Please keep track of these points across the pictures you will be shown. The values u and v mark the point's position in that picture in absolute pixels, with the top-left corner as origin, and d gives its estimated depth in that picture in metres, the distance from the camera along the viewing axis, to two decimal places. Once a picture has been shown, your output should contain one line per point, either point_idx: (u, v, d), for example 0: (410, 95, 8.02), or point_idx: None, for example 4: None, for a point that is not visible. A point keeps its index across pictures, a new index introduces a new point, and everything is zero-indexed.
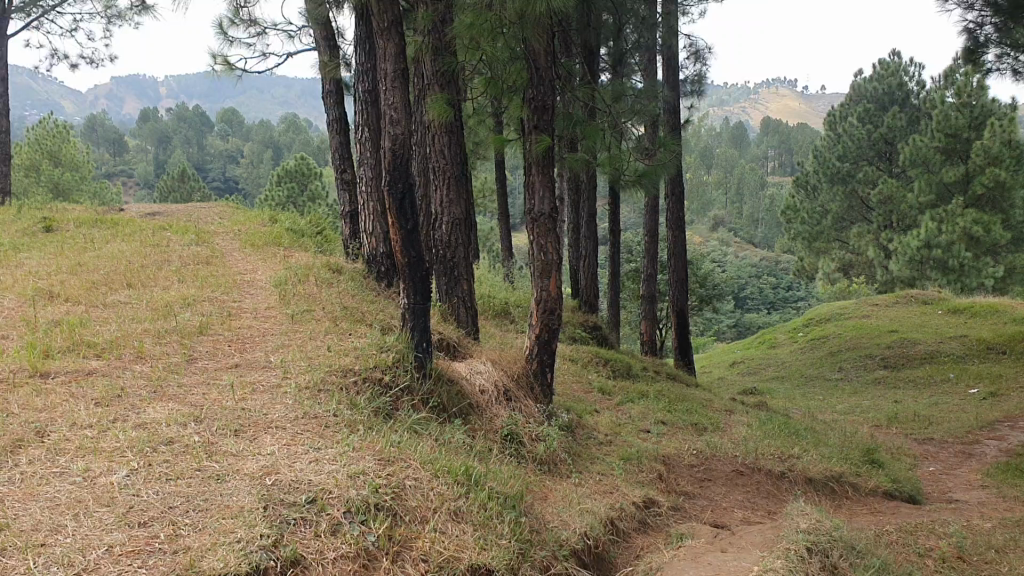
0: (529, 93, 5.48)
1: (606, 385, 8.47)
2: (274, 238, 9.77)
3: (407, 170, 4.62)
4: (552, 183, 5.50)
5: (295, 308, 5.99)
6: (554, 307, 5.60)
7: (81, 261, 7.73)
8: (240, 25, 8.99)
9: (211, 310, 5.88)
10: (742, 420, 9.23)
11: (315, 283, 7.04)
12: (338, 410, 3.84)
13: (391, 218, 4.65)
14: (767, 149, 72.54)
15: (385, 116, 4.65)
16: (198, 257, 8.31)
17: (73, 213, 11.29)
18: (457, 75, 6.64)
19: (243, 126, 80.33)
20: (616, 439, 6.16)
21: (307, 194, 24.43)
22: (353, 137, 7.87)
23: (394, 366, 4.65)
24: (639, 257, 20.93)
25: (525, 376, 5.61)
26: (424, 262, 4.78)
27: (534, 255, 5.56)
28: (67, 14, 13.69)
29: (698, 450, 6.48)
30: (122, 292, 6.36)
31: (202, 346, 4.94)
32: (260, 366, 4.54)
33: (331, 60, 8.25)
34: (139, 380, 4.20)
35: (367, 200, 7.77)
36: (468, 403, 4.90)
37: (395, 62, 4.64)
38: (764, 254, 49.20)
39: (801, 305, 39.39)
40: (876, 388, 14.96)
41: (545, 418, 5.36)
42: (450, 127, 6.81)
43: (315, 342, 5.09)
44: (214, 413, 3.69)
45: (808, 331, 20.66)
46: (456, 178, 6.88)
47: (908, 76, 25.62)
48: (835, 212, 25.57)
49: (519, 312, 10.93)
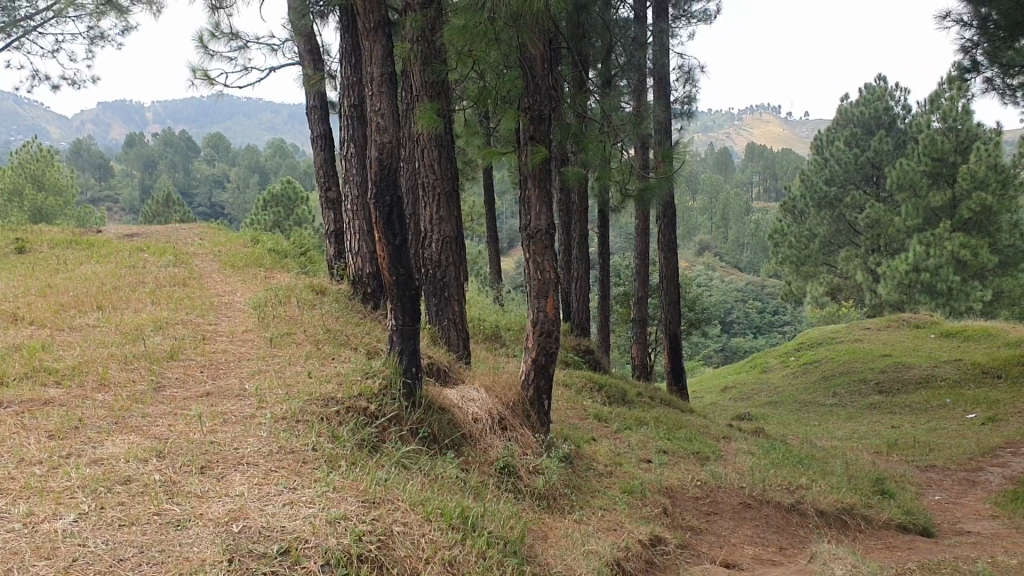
0: (524, 101, 5.15)
1: (602, 412, 8.13)
2: (254, 259, 9.40)
3: (395, 182, 4.29)
4: (550, 198, 5.17)
5: (274, 331, 5.62)
6: (552, 328, 5.26)
7: (51, 282, 7.35)
8: (221, 39, 8.67)
9: (184, 334, 5.50)
10: (743, 448, 8.89)
11: (296, 305, 6.66)
12: (317, 444, 3.47)
13: (378, 233, 4.30)
14: (752, 176, 72.78)
15: (371, 124, 4.33)
16: (174, 279, 7.94)
17: (48, 234, 10.91)
18: (447, 86, 6.31)
19: (229, 151, 80.09)
20: (617, 470, 5.80)
21: (293, 218, 24.07)
22: (338, 153, 7.55)
23: (381, 393, 4.28)
24: (628, 281, 20.67)
25: (520, 403, 5.25)
26: (413, 280, 4.44)
27: (531, 274, 5.22)
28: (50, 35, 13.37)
29: (701, 481, 6.13)
30: (92, 315, 5.97)
31: (171, 373, 4.56)
32: (234, 394, 4.16)
33: (315, 73, 7.93)
34: (101, 410, 3.81)
35: (353, 218, 7.43)
36: (460, 434, 4.55)
37: (383, 66, 4.31)
38: (750, 279, 49.15)
39: (787, 329, 39.21)
40: (872, 414, 14.65)
41: (543, 449, 5.00)
42: (440, 141, 6.49)
43: (294, 367, 4.72)
44: (178, 447, 3.31)
45: (799, 355, 20.38)
46: (447, 195, 6.55)
47: (894, 101, 25.33)
48: (823, 236, 25.43)
49: (511, 335, 10.59)
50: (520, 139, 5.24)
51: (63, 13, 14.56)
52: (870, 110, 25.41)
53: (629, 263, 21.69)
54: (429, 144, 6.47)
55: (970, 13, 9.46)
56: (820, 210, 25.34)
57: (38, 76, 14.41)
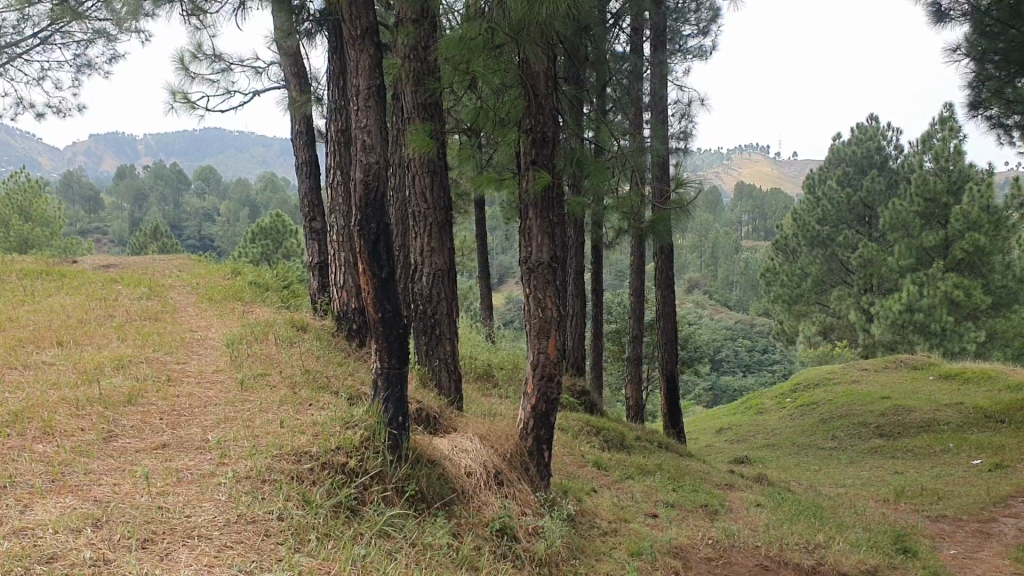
0: (526, 123, 4.69)
1: (602, 458, 7.62)
2: (234, 293, 8.91)
3: (383, 209, 3.83)
4: (552, 229, 4.71)
5: (248, 372, 5.12)
6: (554, 372, 4.77)
7: (12, 315, 6.82)
8: (203, 60, 8.25)
9: (148, 374, 4.99)
10: (749, 498, 8.38)
11: (274, 342, 6.17)
12: (283, 512, 2.97)
13: (362, 263, 3.84)
14: (741, 214, 72.54)
15: (356, 141, 3.88)
16: (147, 312, 7.43)
17: (19, 265, 10.36)
18: (441, 107, 5.89)
19: (220, 184, 79.72)
20: (623, 527, 5.30)
21: (281, 251, 23.54)
22: (324, 180, 7.10)
23: (362, 446, 3.77)
24: (620, 318, 20.20)
25: (518, 454, 4.74)
26: (402, 318, 3.97)
27: (531, 312, 4.75)
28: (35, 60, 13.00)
29: (713, 540, 5.63)
30: (50, 351, 5.45)
31: (126, 420, 4.03)
32: (193, 447, 3.64)
33: (301, 96, 7.50)
34: (37, 465, 3.29)
35: (338, 249, 6.96)
36: (451, 491, 4.04)
37: (370, 79, 3.86)
38: (739, 318, 48.71)
39: (777, 367, 38.75)
40: (874, 458, 14.15)
41: (544, 508, 4.49)
42: (433, 168, 6.06)
43: (266, 414, 4.21)
44: (119, 514, 2.80)
45: (795, 396, 19.85)
46: (439, 226, 6.10)
47: (887, 140, 25.07)
48: (814, 275, 25.05)
49: (503, 375, 10.09)
50: (521, 163, 4.80)
51: (49, 40, 14.18)
52: (862, 149, 25.18)
53: (621, 299, 21.25)
54: (421, 171, 6.03)
55: (972, 47, 9.12)
56: (812, 248, 24.99)
57: (21, 103, 13.96)
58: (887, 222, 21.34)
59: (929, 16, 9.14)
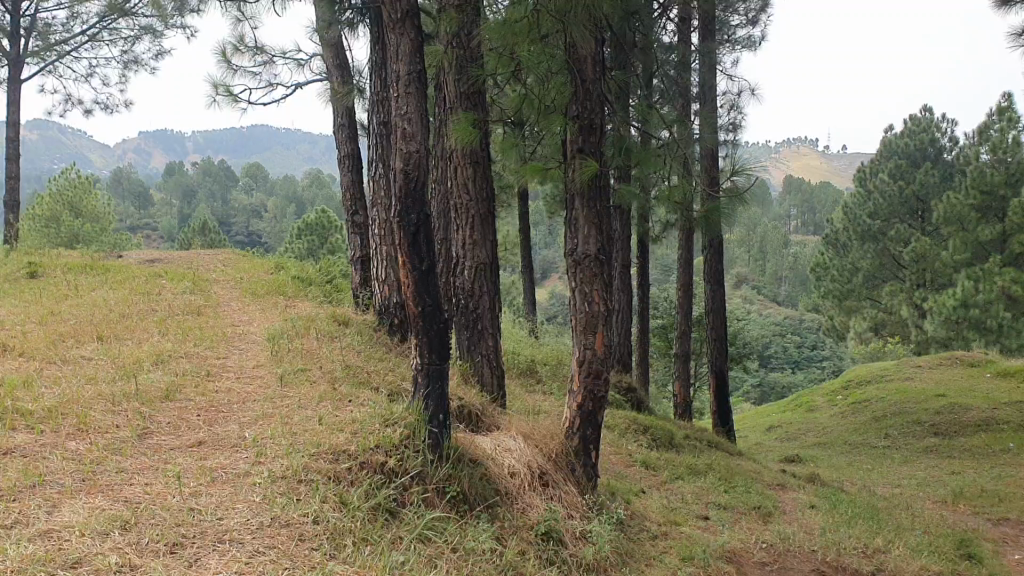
0: (572, 110, 4.51)
1: (649, 457, 7.41)
2: (277, 288, 8.85)
3: (423, 199, 3.68)
4: (600, 220, 4.53)
5: (288, 368, 5.01)
6: (601, 369, 4.59)
7: (56, 309, 6.81)
8: (246, 53, 8.19)
9: (187, 370, 4.91)
10: (802, 499, 8.10)
11: (315, 337, 6.07)
12: (320, 514, 2.83)
13: (401, 255, 3.70)
14: (789, 209, 71.35)
15: (396, 129, 3.74)
16: (189, 307, 7.39)
17: (66, 259, 10.43)
18: (484, 94, 5.72)
19: (267, 181, 80.52)
20: (672, 531, 5.10)
21: (326, 247, 23.57)
22: (367, 173, 6.98)
23: (401, 445, 3.63)
24: (666, 314, 19.90)
25: (564, 454, 4.56)
26: (442, 313, 3.81)
27: (578, 307, 4.57)
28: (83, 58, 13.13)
29: (767, 544, 5.41)
30: (90, 346, 5.40)
31: (162, 417, 3.93)
32: (229, 445, 3.53)
33: (342, 87, 7.39)
34: (69, 463, 3.19)
35: (379, 243, 6.84)
36: (494, 493, 3.89)
37: (410, 64, 3.71)
38: (788, 314, 47.91)
39: (826, 364, 38.02)
40: (930, 458, 13.71)
41: (591, 511, 4.31)
42: (475, 158, 5.91)
43: (304, 411, 4.09)
44: (149, 516, 2.69)
45: (846, 393, 19.39)
46: (481, 219, 5.94)
47: (941, 132, 24.31)
48: (865, 270, 24.48)
49: (547, 371, 9.92)
50: (567, 150, 4.61)
51: (97, 38, 14.33)
52: (915, 141, 24.53)
53: (667, 295, 20.93)
54: (463, 162, 5.89)
55: None
56: (863, 243, 24.42)
57: (71, 101, 14.09)
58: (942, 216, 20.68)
59: (993, 0, 8.75)
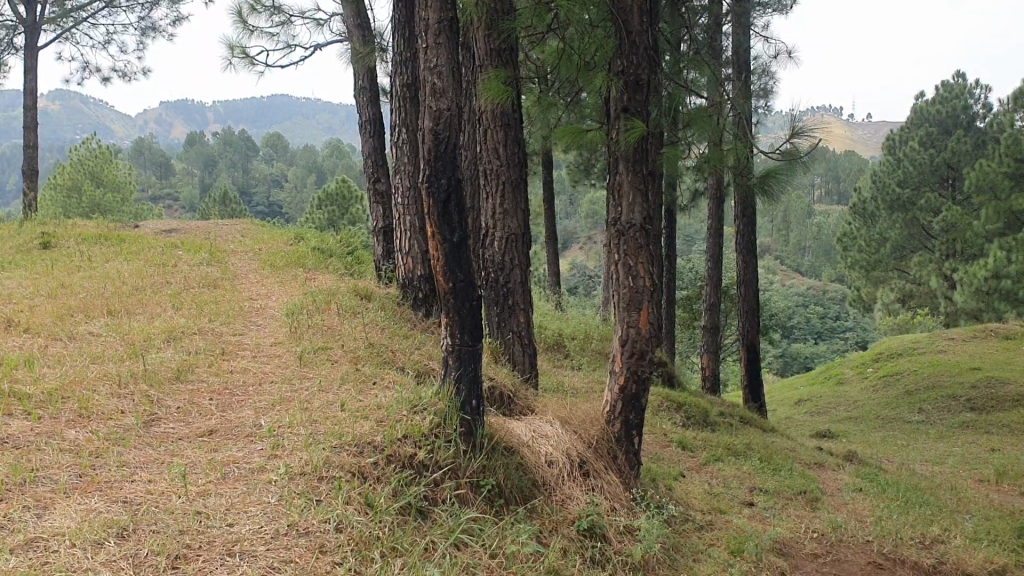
0: (617, 64, 4.12)
1: (686, 437, 7.06)
2: (296, 259, 8.51)
3: (455, 162, 3.32)
4: (645, 185, 4.16)
5: (308, 345, 4.68)
6: (646, 348, 4.23)
7: (67, 281, 6.53)
8: (262, 13, 7.83)
9: (200, 348, 4.60)
10: (843, 480, 7.73)
11: (336, 312, 5.73)
12: (342, 519, 2.51)
13: (430, 224, 3.35)
14: (813, 178, 70.21)
15: (424, 84, 3.38)
16: (206, 279, 7.09)
17: (81, 229, 10.14)
18: (516, 49, 5.32)
19: (287, 151, 80.24)
20: (719, 520, 4.75)
21: (347, 217, 23.17)
22: (389, 139, 6.62)
23: (431, 434, 3.30)
24: (691, 285, 19.45)
25: (605, 440, 4.22)
26: (476, 288, 3.46)
27: (620, 281, 4.21)
28: (99, 24, 12.77)
29: (818, 533, 5.05)
30: (99, 321, 5.10)
31: (172, 401, 3.62)
32: (243, 434, 3.21)
33: (363, 47, 7.01)
34: (65, 456, 2.88)
35: (403, 212, 6.48)
36: (531, 485, 3.56)
37: (441, 11, 3.34)
38: (811, 284, 47.19)
39: (849, 335, 37.40)
40: (967, 434, 13.26)
41: (635, 503, 3.96)
42: (506, 121, 5.54)
43: (325, 395, 3.76)
44: (151, 521, 2.37)
45: (877, 366, 18.89)
46: (513, 185, 5.59)
47: (974, 98, 23.43)
48: (894, 240, 23.69)
49: (575, 345, 9.57)
50: (609, 109, 4.24)
51: (114, 3, 13.97)
52: (947, 108, 23.58)
53: (692, 266, 20.48)
54: (493, 124, 5.52)
55: None
56: (892, 212, 23.73)
57: (88, 69, 13.77)
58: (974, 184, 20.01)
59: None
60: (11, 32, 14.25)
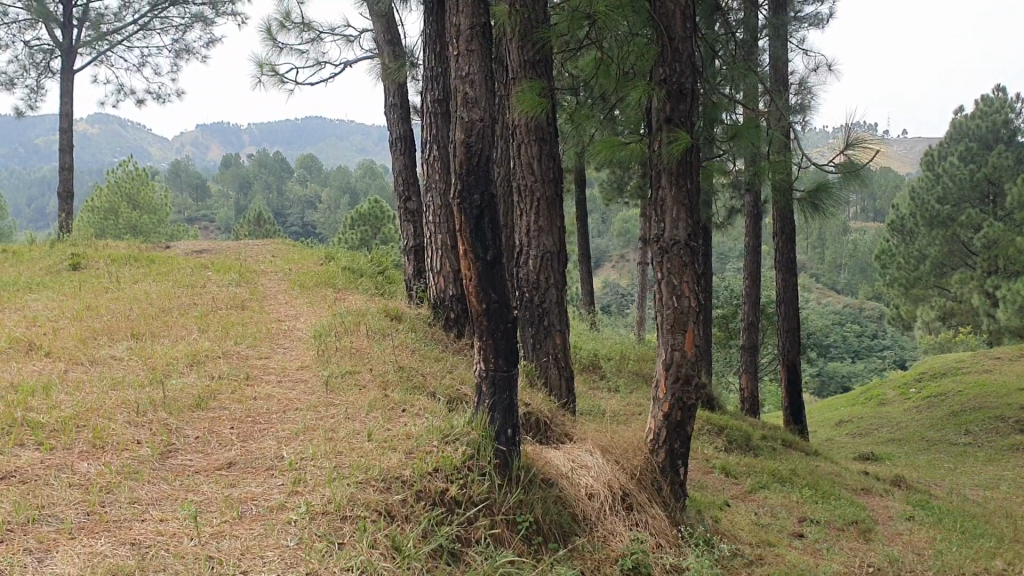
0: (659, 73, 3.93)
1: (728, 463, 6.76)
2: (326, 279, 8.38)
3: (488, 175, 3.12)
4: (690, 200, 3.95)
5: (335, 369, 4.50)
6: (693, 373, 4.00)
7: (93, 304, 6.41)
8: (292, 29, 7.73)
9: (225, 372, 4.43)
10: (893, 508, 7.39)
11: (365, 334, 5.54)
12: (366, 566, 2.30)
13: (462, 241, 3.14)
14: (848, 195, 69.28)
15: (456, 93, 3.19)
16: (234, 300, 6.95)
17: (111, 250, 10.07)
18: (551, 61, 5.14)
19: (322, 172, 80.83)
20: (769, 554, 4.45)
21: (379, 237, 23.11)
22: (420, 156, 6.45)
23: (464, 467, 3.08)
24: (726, 304, 19.08)
25: (648, 470, 3.97)
26: (510, 311, 3.24)
27: (665, 301, 4.00)
28: None
29: (874, 568, 4.74)
30: (123, 345, 4.95)
31: (191, 430, 3.44)
32: (263, 468, 3.02)
33: (394, 63, 6.88)
34: (74, 491, 2.70)
35: (434, 231, 6.29)
36: (571, 519, 3.32)
37: (473, 16, 3.18)
38: (847, 302, 46.42)
39: (887, 354, 36.63)
40: (1017, 457, 12.78)
41: (681, 538, 3.70)
42: (541, 135, 5.37)
43: (351, 423, 3.56)
44: (159, 568, 2.18)
45: (920, 386, 18.36)
46: (548, 202, 5.39)
47: (1015, 113, 22.58)
48: (933, 257, 23.14)
49: (610, 366, 9.30)
50: (651, 121, 4.04)
51: (149, 26, 14.02)
52: (986, 122, 22.90)
53: (727, 284, 20.09)
54: (528, 139, 5.35)
55: None
56: (932, 229, 23.16)
57: (123, 91, 13.81)
58: (1016, 198, 19.50)
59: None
60: (48, 56, 14.36)
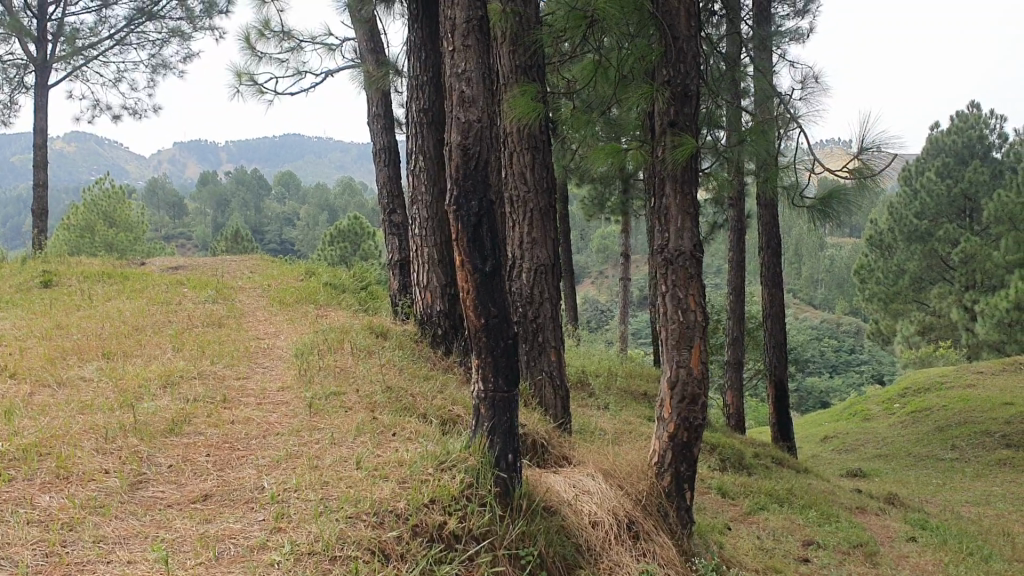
0: (662, 75, 3.76)
1: (724, 483, 6.53)
2: (306, 295, 8.13)
3: (487, 180, 2.90)
4: (694, 208, 3.76)
5: (318, 391, 4.23)
6: (698, 392, 3.79)
7: (63, 322, 6.11)
8: (271, 38, 7.49)
9: (200, 395, 4.15)
10: (891, 527, 7.17)
11: (350, 352, 5.29)
12: None
13: (459, 252, 2.91)
14: None
15: (451, 93, 2.97)
16: (211, 316, 6.68)
17: (83, 267, 9.75)
18: (542, 65, 4.95)
19: (299, 190, 80.35)
20: None
21: (358, 254, 22.76)
22: (406, 167, 6.21)
23: (462, 496, 2.84)
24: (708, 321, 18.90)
25: (652, 496, 3.74)
26: (511, 326, 3.02)
27: (669, 315, 3.79)
28: (111, 62, 12.44)
29: None
30: (92, 366, 4.66)
31: (164, 458, 3.18)
32: (243, 499, 2.77)
33: (377, 70, 6.65)
34: (34, 528, 2.44)
35: (421, 244, 6.05)
36: (575, 550, 3.09)
37: (469, 9, 2.97)
38: (824, 317, 46.45)
39: (865, 368, 36.57)
40: (1004, 472, 12.64)
41: (690, 566, 3.47)
42: (533, 143, 5.18)
43: (337, 450, 3.31)
44: None
45: (904, 401, 18.22)
46: (541, 213, 5.19)
47: (989, 128, 22.74)
48: (912, 272, 23.04)
49: (597, 383, 9.08)
50: (653, 127, 3.86)
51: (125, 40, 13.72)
52: (962, 138, 22.87)
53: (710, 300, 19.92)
54: (520, 147, 5.15)
55: None
56: (910, 244, 23.10)
57: (98, 107, 13.47)
58: (992, 214, 19.52)
59: None
60: (22, 71, 14.02)
